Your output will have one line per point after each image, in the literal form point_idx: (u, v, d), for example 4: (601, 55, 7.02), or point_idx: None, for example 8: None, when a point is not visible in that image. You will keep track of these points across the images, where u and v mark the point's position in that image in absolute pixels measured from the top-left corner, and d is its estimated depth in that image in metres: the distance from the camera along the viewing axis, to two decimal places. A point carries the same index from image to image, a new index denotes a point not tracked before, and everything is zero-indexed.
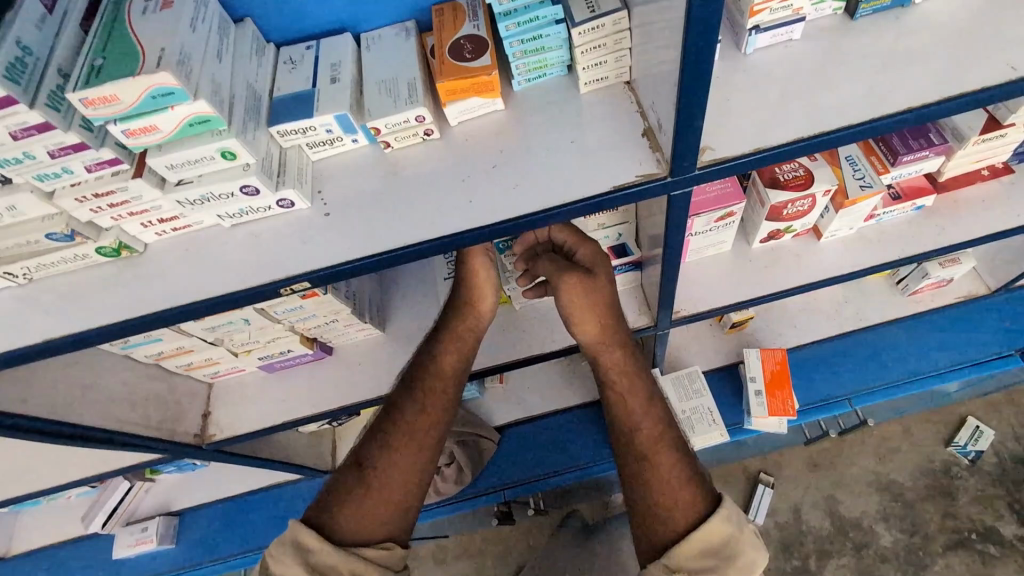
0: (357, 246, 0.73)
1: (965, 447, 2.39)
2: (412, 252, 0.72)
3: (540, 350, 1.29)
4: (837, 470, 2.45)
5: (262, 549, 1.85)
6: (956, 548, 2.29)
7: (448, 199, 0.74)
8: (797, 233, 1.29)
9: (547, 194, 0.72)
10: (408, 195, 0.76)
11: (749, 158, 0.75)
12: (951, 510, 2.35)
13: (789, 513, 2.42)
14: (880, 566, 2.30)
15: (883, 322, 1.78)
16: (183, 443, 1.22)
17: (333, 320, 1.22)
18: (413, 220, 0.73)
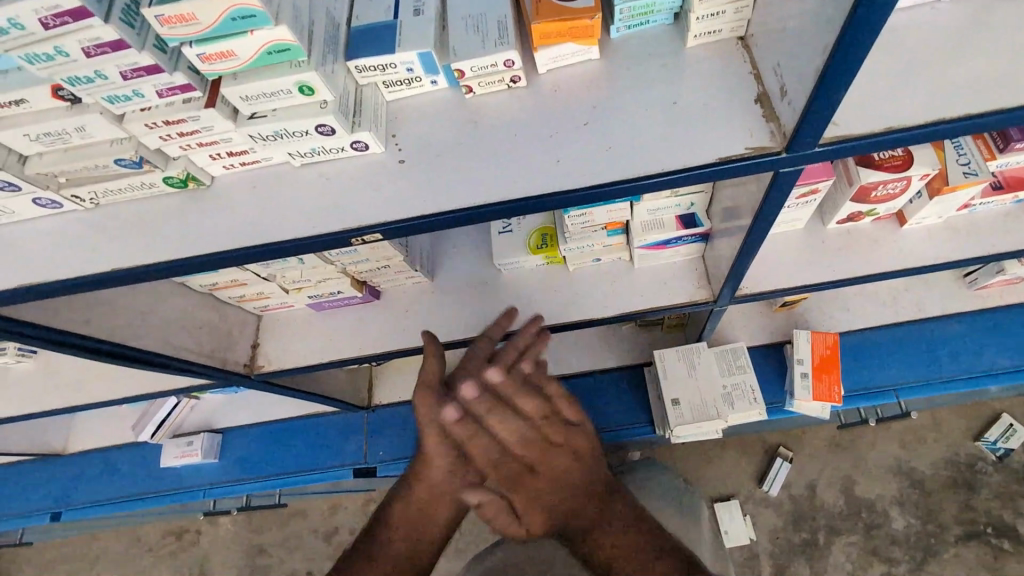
0: (433, 199, 0.68)
1: (995, 444, 2.35)
2: (490, 212, 0.67)
3: (591, 315, 1.25)
4: (859, 453, 2.43)
5: (294, 473, 1.93)
6: (968, 539, 2.28)
7: (533, 156, 0.68)
8: (879, 216, 1.20)
9: (642, 160, 0.65)
10: (488, 148, 0.70)
11: (875, 138, 0.66)
12: (969, 503, 2.32)
13: (804, 488, 2.43)
14: (889, 548, 2.31)
15: (941, 316, 1.72)
16: (231, 372, 1.25)
17: (385, 266, 1.21)
18: (494, 176, 0.68)
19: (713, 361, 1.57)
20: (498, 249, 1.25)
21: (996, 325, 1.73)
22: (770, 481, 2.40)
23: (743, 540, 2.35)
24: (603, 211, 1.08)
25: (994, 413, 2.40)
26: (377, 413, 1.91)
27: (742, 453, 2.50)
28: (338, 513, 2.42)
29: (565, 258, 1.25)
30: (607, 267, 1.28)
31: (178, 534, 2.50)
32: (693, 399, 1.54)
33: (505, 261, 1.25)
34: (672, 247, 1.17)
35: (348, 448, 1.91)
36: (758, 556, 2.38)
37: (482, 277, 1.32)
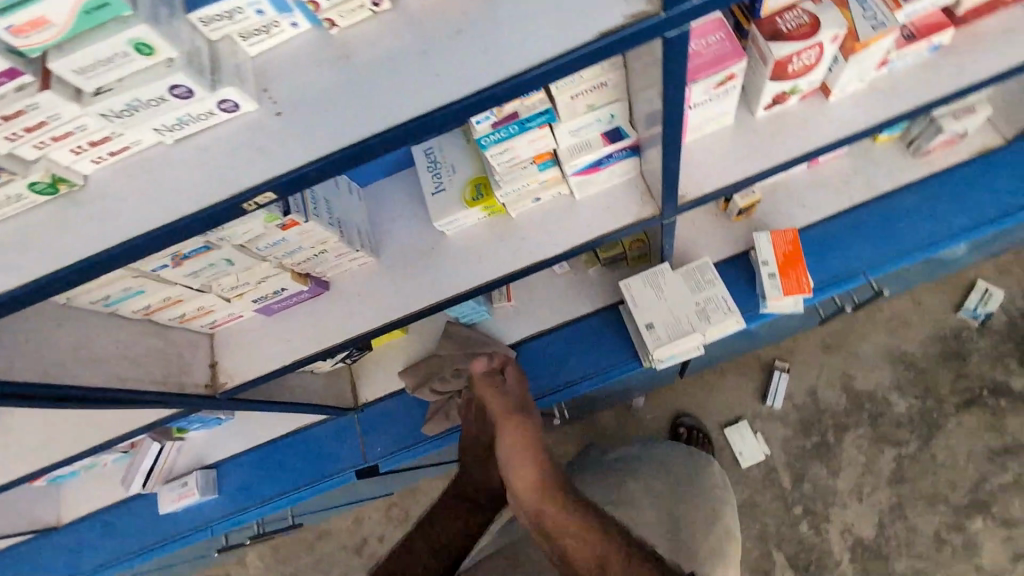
0: (318, 142, 0.67)
1: (975, 310, 2.39)
2: (378, 144, 0.66)
3: (542, 256, 1.22)
4: (850, 349, 2.46)
5: (296, 490, 1.89)
6: (969, 406, 2.33)
7: (412, 75, 0.66)
8: (803, 93, 1.18)
9: (518, 56, 0.64)
10: (367, 79, 0.68)
11: None
12: (962, 371, 2.37)
13: (806, 395, 2.45)
14: (895, 432, 2.36)
15: (893, 189, 1.74)
16: (192, 394, 1.21)
17: (321, 252, 1.16)
18: (377, 104, 0.66)
19: (680, 281, 1.57)
20: (434, 209, 1.22)
21: (947, 188, 1.73)
22: (772, 396, 2.42)
23: (760, 456, 2.40)
24: (525, 142, 1.04)
25: (970, 282, 2.44)
26: (369, 411, 1.87)
27: (740, 375, 2.51)
28: (362, 524, 2.44)
29: (504, 205, 1.21)
30: (549, 205, 1.24)
31: None
32: (667, 319, 1.54)
33: (444, 220, 1.21)
34: (606, 167, 1.14)
35: (346, 452, 1.87)
36: (775, 469, 2.39)
37: (428, 243, 1.29)
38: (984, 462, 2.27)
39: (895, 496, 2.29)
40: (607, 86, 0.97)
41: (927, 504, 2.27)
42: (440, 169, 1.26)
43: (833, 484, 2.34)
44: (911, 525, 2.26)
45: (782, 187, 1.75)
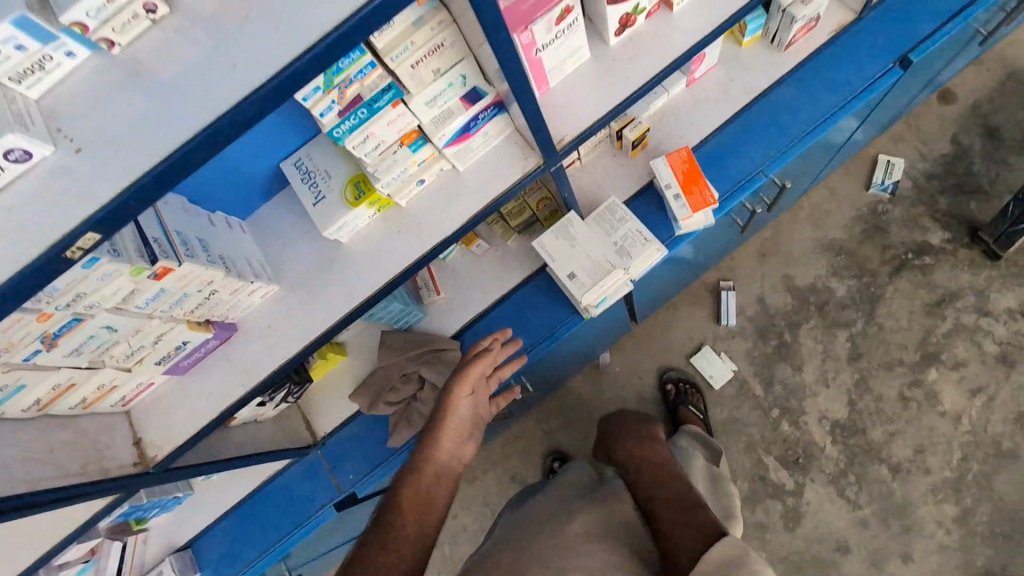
0: (127, 168, 0.62)
1: (883, 183, 2.52)
2: (194, 151, 0.62)
3: (442, 235, 1.20)
4: (784, 251, 2.56)
5: (280, 543, 1.82)
6: (901, 272, 2.47)
7: (211, 75, 0.63)
8: (648, 11, 1.20)
9: (306, 29, 0.62)
10: (166, 90, 0.64)
11: None
12: (887, 241, 2.50)
13: (756, 305, 2.54)
14: (842, 314, 2.47)
15: (771, 87, 1.77)
16: (123, 476, 1.13)
17: (212, 292, 1.10)
18: (184, 113, 0.62)
19: (594, 226, 1.59)
20: (320, 220, 1.17)
21: (817, 74, 1.81)
22: (727, 315, 2.50)
23: (728, 373, 2.48)
24: (383, 125, 1.00)
25: (873, 158, 2.58)
26: (331, 441, 1.81)
27: (692, 305, 2.58)
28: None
29: (389, 196, 1.17)
30: (435, 184, 1.22)
31: None
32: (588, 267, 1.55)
33: (332, 227, 1.16)
34: (477, 130, 1.12)
35: (319, 490, 1.81)
36: (746, 382, 2.47)
37: (327, 255, 1.24)
38: (925, 318, 2.41)
39: (856, 372, 2.41)
40: (444, 47, 0.94)
41: (885, 370, 2.40)
42: (317, 179, 1.21)
43: (800, 379, 2.44)
44: (876, 394, 2.38)
45: (670, 113, 1.79)
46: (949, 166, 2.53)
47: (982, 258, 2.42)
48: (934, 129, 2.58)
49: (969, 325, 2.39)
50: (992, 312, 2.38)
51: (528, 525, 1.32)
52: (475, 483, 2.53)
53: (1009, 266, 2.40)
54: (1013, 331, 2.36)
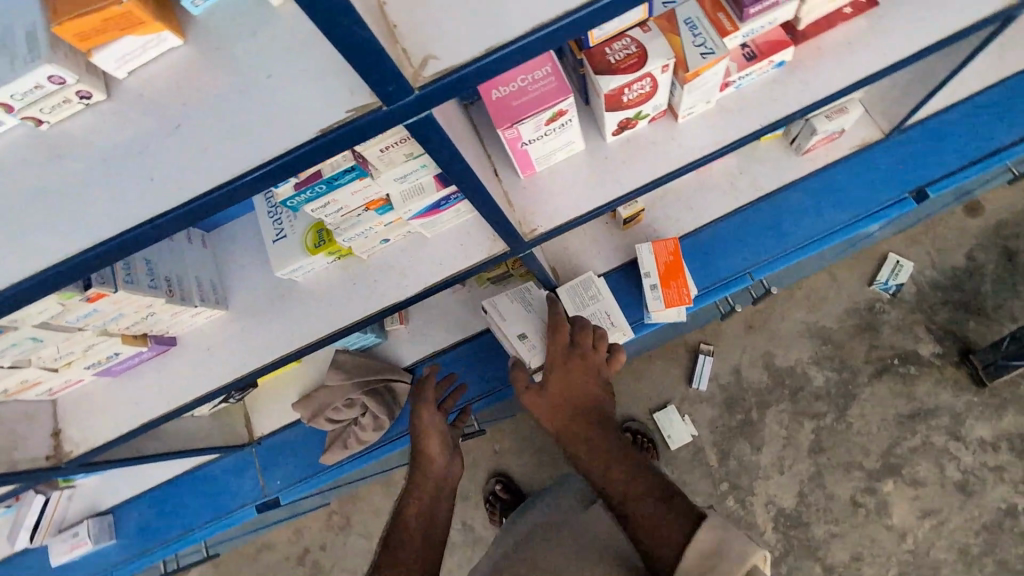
0: (21, 260, 0.59)
1: (887, 283, 2.40)
2: (94, 257, 0.59)
3: (396, 298, 1.18)
4: (771, 327, 2.46)
5: (200, 529, 1.84)
6: (881, 376, 2.36)
7: (128, 181, 0.59)
8: (651, 117, 1.15)
9: (233, 158, 0.57)
10: (82, 186, 0.60)
11: (478, 66, 0.57)
12: (876, 342, 2.39)
13: (730, 375, 2.44)
14: (814, 405, 2.38)
15: (778, 188, 1.70)
16: (32, 469, 1.13)
17: (151, 313, 1.08)
18: (93, 219, 0.59)
19: (564, 297, 1.57)
20: (276, 258, 1.15)
21: (829, 184, 1.75)
22: (698, 378, 2.41)
23: (687, 438, 2.41)
24: (347, 195, 0.98)
25: (883, 254, 2.44)
26: (265, 444, 1.83)
27: (667, 360, 2.49)
28: (304, 534, 2.56)
29: (350, 249, 1.15)
30: (401, 243, 1.20)
31: None
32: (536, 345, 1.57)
33: (287, 268, 1.15)
34: (447, 207, 1.09)
35: (245, 487, 1.82)
36: (702, 449, 2.40)
37: (277, 288, 1.22)
38: (895, 428, 2.31)
39: (813, 466, 2.33)
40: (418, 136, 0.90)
41: (842, 471, 2.31)
42: (284, 215, 1.19)
43: (756, 460, 2.37)
44: (829, 492, 2.30)
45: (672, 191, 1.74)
46: (958, 281, 2.39)
47: (967, 381, 2.30)
48: (952, 238, 2.42)
49: (937, 446, 2.28)
50: (963, 438, 2.26)
51: (535, 545, 1.16)
52: None
53: (992, 395, 2.27)
54: (981, 463, 2.24)
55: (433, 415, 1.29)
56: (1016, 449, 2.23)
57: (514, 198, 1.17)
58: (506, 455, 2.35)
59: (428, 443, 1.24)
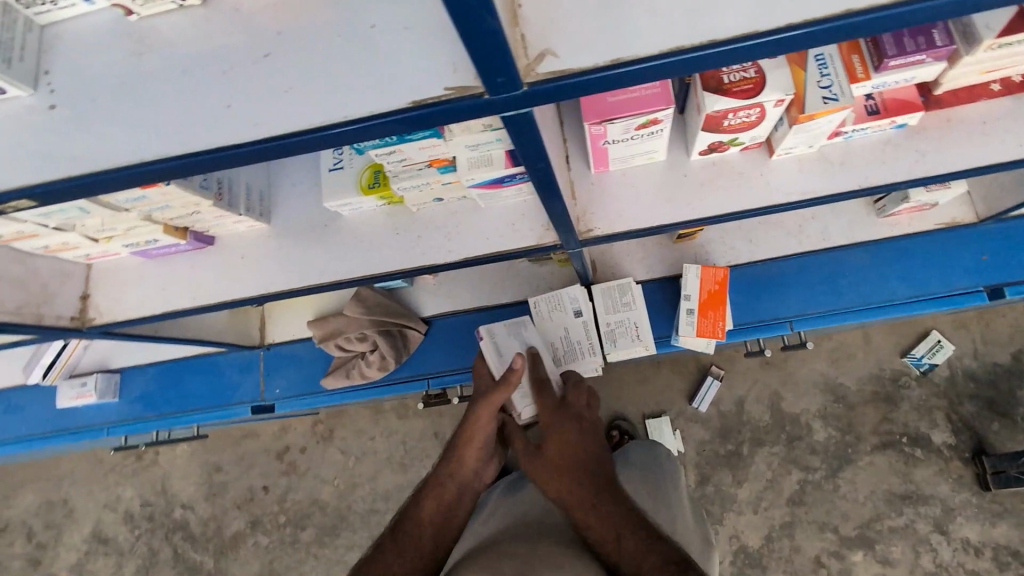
0: (78, 154, 0.57)
1: (920, 359, 2.30)
2: (152, 172, 0.57)
3: (434, 261, 1.16)
4: (789, 370, 2.39)
5: (194, 413, 1.91)
6: (884, 448, 2.29)
7: (201, 101, 0.56)
8: (745, 146, 1.07)
9: (315, 105, 0.54)
10: (154, 93, 0.57)
11: (597, 75, 0.53)
12: (890, 415, 2.30)
13: (732, 404, 2.39)
14: (807, 458, 2.32)
15: (843, 246, 1.63)
16: (55, 327, 1.17)
17: (197, 211, 1.08)
18: (157, 130, 0.56)
19: (597, 298, 1.56)
20: (327, 188, 1.13)
21: (904, 254, 1.63)
22: (699, 399, 2.37)
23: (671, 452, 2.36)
24: (414, 148, 0.95)
25: (924, 330, 2.33)
26: (273, 351, 1.89)
27: (674, 371, 2.44)
28: (288, 434, 2.67)
29: (402, 198, 1.13)
30: (454, 206, 1.17)
31: (138, 455, 2.77)
32: (551, 343, 1.52)
33: (335, 203, 1.12)
34: (510, 185, 1.05)
35: (245, 386, 1.88)
36: (683, 467, 2.37)
37: (321, 216, 1.21)
38: (881, 503, 2.26)
39: (788, 515, 2.29)
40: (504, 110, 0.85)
41: (815, 529, 2.27)
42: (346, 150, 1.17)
43: (734, 492, 2.33)
44: (796, 544, 2.27)
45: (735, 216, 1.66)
46: (994, 378, 2.28)
47: (971, 480, 2.22)
48: (1003, 334, 2.30)
49: (918, 531, 2.22)
50: (947, 533, 2.21)
51: (523, 529, 1.07)
52: (402, 421, 2.58)
53: (992, 501, 2.20)
54: (957, 561, 2.19)
55: (489, 418, 1.25)
56: (998, 560, 2.18)
57: (579, 192, 1.12)
58: None
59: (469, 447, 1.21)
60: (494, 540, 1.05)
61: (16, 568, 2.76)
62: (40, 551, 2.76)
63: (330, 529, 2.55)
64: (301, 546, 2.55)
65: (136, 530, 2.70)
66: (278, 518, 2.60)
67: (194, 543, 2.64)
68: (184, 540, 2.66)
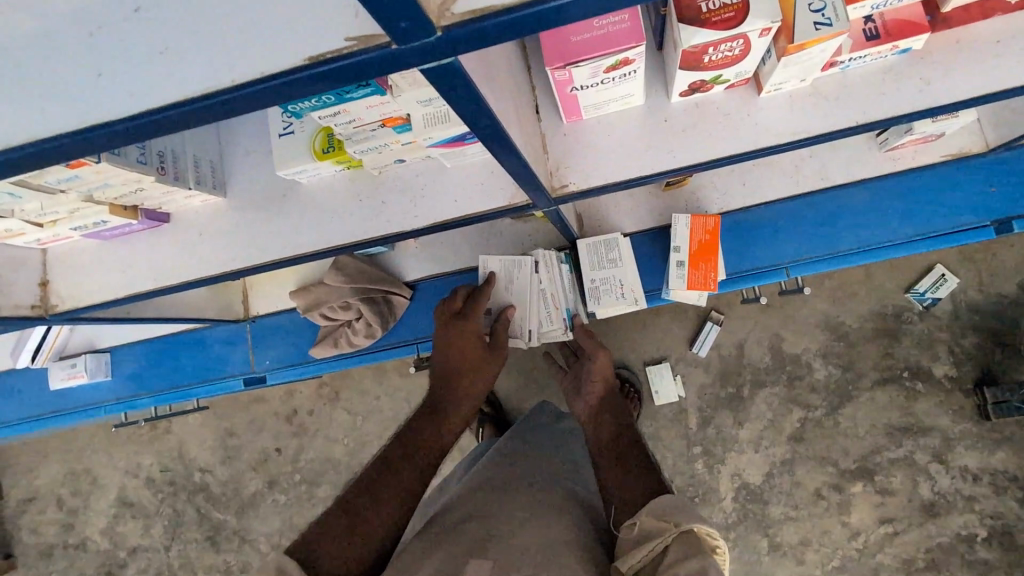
0: None
1: (923, 294, 2.23)
2: (14, 160, 0.48)
3: (399, 228, 1.09)
4: (789, 310, 2.33)
5: (187, 388, 1.89)
6: (885, 384, 2.27)
7: (60, 69, 0.47)
8: (730, 83, 0.97)
9: (198, 69, 0.46)
10: (6, 65, 0.48)
11: (525, 11, 0.44)
12: (891, 350, 2.27)
13: (733, 348, 2.36)
14: (807, 396, 2.31)
15: (843, 185, 1.54)
16: (21, 317, 1.13)
17: (141, 189, 1.01)
18: (15, 106, 0.47)
19: (583, 253, 1.49)
20: (279, 155, 1.05)
21: (909, 191, 1.54)
22: (699, 344, 2.33)
23: (673, 397, 2.36)
24: (361, 107, 0.87)
25: (929, 264, 2.25)
26: (260, 322, 1.85)
27: (674, 318, 2.39)
28: (293, 397, 2.69)
29: (361, 161, 1.05)
30: (418, 166, 1.09)
31: (149, 425, 2.81)
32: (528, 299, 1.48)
33: (289, 170, 1.05)
34: (473, 142, 0.97)
35: (236, 358, 1.85)
36: (685, 411, 2.37)
37: (281, 185, 1.13)
38: (881, 437, 2.26)
39: (789, 452, 2.31)
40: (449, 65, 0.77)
41: (816, 463, 2.29)
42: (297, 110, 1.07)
43: (736, 433, 2.34)
44: (796, 479, 2.30)
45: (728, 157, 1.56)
46: (999, 309, 2.22)
47: (971, 411, 2.21)
48: (1011, 264, 2.22)
49: (918, 462, 2.24)
50: (946, 463, 2.22)
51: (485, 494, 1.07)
52: (403, 379, 2.59)
53: (992, 431, 2.20)
54: (956, 488, 2.21)
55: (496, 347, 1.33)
56: (996, 485, 2.19)
57: (550, 145, 1.03)
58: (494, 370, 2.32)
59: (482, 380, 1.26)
60: (460, 506, 1.05)
61: (49, 535, 2.87)
62: (69, 518, 2.85)
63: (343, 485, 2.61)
64: (317, 502, 2.62)
65: (159, 494, 2.78)
66: (292, 477, 2.65)
67: (214, 504, 2.72)
68: (204, 501, 2.73)
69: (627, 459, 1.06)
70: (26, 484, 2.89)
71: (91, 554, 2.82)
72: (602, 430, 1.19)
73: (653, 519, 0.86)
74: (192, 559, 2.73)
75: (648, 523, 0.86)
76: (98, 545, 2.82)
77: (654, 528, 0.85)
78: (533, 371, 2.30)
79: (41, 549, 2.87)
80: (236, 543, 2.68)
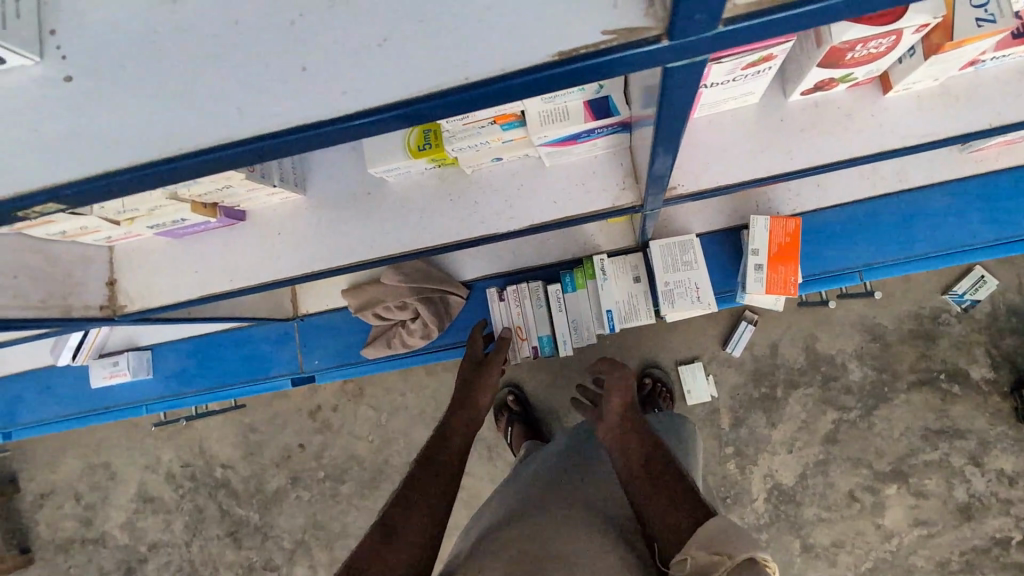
0: (147, 137, 0.51)
1: (962, 296, 2.18)
2: (228, 154, 0.51)
3: (495, 230, 1.04)
4: (824, 310, 2.27)
5: (233, 386, 1.84)
6: (921, 386, 2.23)
7: (280, 71, 0.51)
8: (855, 82, 0.92)
9: (426, 69, 0.49)
10: (229, 67, 0.51)
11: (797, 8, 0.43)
12: (928, 352, 2.22)
13: (766, 347, 2.30)
14: (842, 398, 2.26)
15: (921, 187, 1.49)
16: (87, 319, 1.07)
17: (228, 186, 0.95)
18: (239, 106, 0.51)
19: (656, 256, 1.45)
20: (371, 152, 1.00)
21: (992, 194, 1.48)
22: (732, 344, 2.25)
23: (705, 397, 2.30)
24: None
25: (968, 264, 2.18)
26: (309, 321, 1.80)
27: (706, 317, 2.31)
28: (318, 394, 2.64)
29: (457, 159, 0.99)
30: (514, 165, 1.03)
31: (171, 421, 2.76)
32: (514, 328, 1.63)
33: (382, 168, 1.00)
34: (585, 141, 0.92)
35: (282, 357, 1.81)
36: (717, 411, 2.32)
37: (363, 182, 1.08)
38: (917, 439, 2.22)
39: (823, 453, 2.26)
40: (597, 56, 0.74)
41: (850, 465, 2.25)
42: None
43: (768, 434, 2.29)
44: (830, 480, 2.26)
45: None
46: None
47: (1009, 414, 2.18)
48: None
49: (953, 465, 2.20)
50: (982, 466, 2.19)
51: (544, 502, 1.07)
52: (431, 376, 2.53)
53: None
54: (991, 491, 2.19)
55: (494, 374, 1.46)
56: None
57: None
58: (525, 369, 2.27)
59: (479, 397, 1.38)
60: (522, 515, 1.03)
61: (67, 529, 2.82)
62: (88, 512, 2.81)
63: (369, 482, 2.57)
64: (341, 498, 2.59)
65: (180, 489, 2.74)
66: (317, 473, 2.61)
67: (236, 500, 2.68)
68: (226, 497, 2.69)
69: (664, 489, 0.96)
70: (43, 478, 2.84)
71: (112, 548, 2.79)
72: (629, 458, 1.08)
73: (706, 553, 0.79)
74: (214, 554, 2.70)
75: (701, 558, 0.79)
76: (118, 539, 2.79)
77: (708, 563, 0.78)
78: (564, 369, 2.25)
79: (60, 543, 2.83)
80: (260, 540, 2.65)
